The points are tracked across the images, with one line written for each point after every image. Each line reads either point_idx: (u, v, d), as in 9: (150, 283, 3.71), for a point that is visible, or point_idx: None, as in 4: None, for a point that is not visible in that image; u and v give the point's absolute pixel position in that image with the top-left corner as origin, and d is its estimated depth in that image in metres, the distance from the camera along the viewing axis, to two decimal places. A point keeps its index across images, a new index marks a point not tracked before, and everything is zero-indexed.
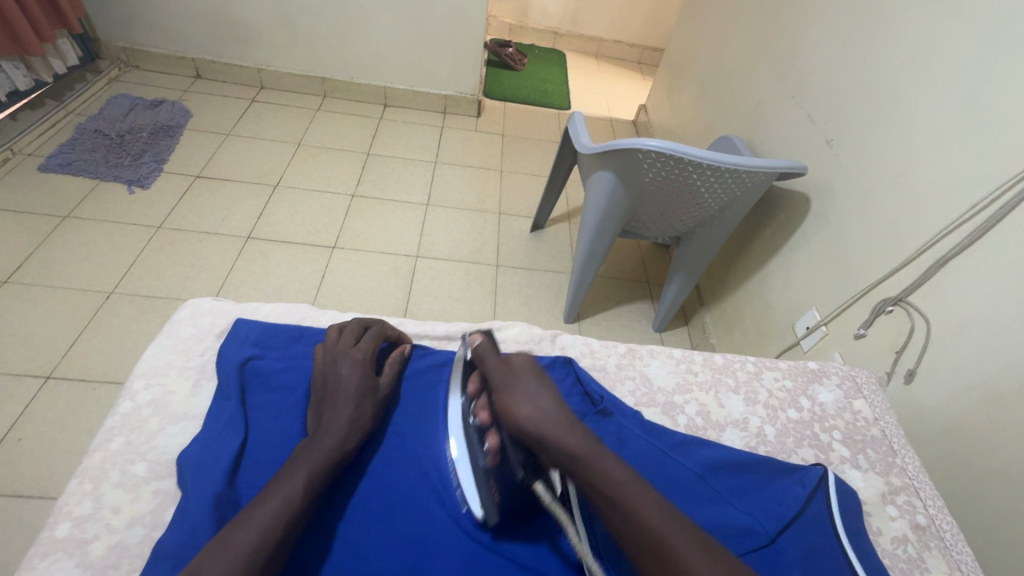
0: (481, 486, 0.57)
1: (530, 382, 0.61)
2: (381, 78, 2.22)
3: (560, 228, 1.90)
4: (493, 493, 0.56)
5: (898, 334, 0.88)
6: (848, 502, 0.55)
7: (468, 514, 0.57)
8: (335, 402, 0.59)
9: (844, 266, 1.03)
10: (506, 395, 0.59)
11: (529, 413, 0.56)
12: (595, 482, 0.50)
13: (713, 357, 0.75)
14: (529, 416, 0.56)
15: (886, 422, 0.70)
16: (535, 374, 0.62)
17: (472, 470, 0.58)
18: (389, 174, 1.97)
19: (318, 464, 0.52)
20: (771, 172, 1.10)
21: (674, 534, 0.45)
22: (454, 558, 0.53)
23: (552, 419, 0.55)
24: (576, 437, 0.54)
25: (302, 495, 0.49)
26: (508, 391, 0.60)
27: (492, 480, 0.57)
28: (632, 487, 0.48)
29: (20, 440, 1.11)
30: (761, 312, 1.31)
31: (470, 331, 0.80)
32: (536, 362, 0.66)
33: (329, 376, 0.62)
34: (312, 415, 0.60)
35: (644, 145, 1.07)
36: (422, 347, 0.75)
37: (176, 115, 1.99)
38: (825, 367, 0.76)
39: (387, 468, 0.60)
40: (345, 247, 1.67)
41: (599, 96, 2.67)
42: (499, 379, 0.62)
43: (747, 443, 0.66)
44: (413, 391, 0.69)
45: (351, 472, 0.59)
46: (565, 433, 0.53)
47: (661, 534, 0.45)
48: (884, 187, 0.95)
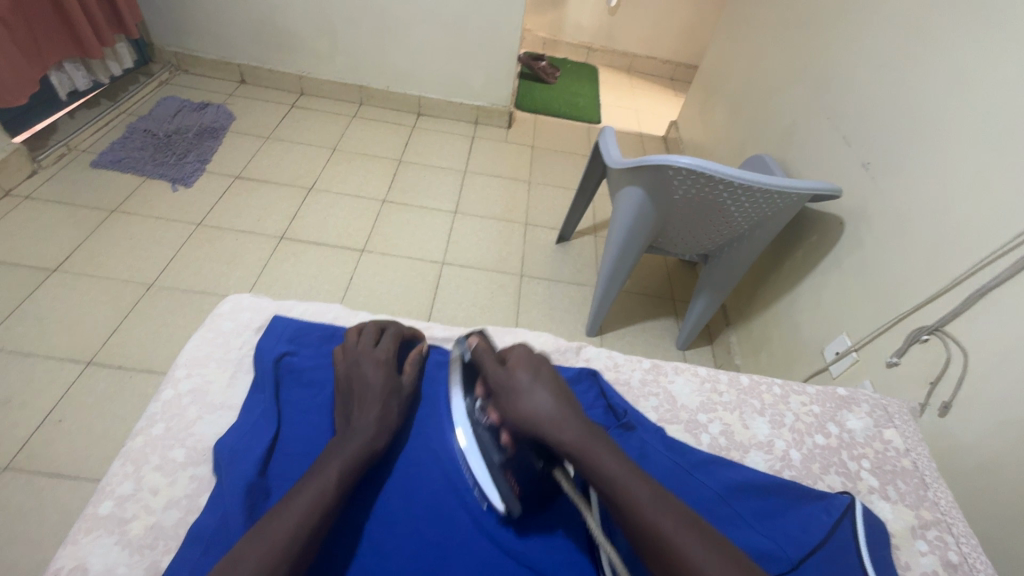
0: (498, 481, 0.57)
1: (522, 373, 0.58)
2: (415, 88, 2.28)
3: (586, 240, 1.91)
4: (512, 483, 0.57)
5: (934, 364, 0.85)
6: (875, 534, 0.53)
7: (490, 508, 0.58)
8: (362, 400, 0.60)
9: (878, 291, 1.01)
10: (508, 395, 0.57)
11: (527, 408, 0.55)
12: (596, 480, 0.50)
13: (739, 377, 0.73)
14: (527, 411, 0.55)
15: (918, 454, 0.67)
16: (528, 364, 0.60)
17: (487, 466, 0.58)
18: (419, 181, 2.01)
19: (349, 458, 0.54)
20: (806, 194, 1.09)
21: (679, 532, 0.45)
22: (472, 563, 0.53)
23: (552, 415, 0.54)
24: (573, 427, 0.53)
25: (333, 489, 0.50)
26: (503, 386, 0.58)
27: (509, 473, 0.57)
28: (635, 483, 0.49)
29: (60, 421, 1.16)
30: (789, 335, 1.28)
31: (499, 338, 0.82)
32: (530, 351, 0.62)
33: (353, 376, 0.63)
34: (339, 414, 0.61)
35: (675, 162, 1.06)
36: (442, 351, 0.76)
37: (220, 118, 2.07)
38: (855, 394, 0.74)
39: (410, 470, 0.60)
40: (374, 251, 1.70)
41: (630, 111, 2.67)
42: (494, 382, 0.59)
43: (771, 466, 0.65)
44: (432, 390, 0.70)
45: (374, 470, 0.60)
46: (562, 428, 0.53)
47: (663, 533, 0.46)
48: (923, 213, 0.93)
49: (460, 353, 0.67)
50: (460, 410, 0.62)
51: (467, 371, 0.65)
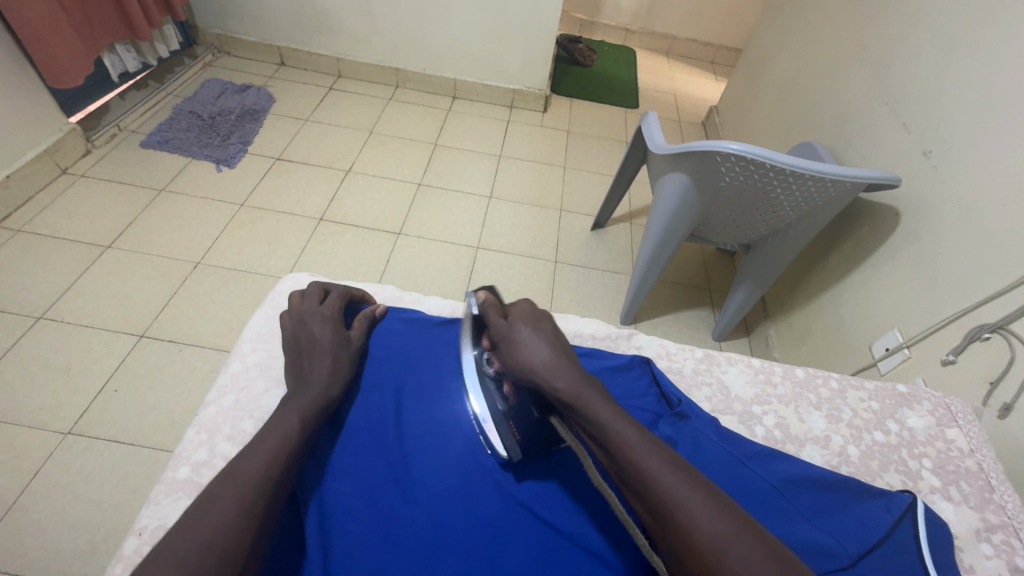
0: (501, 428, 0.59)
1: (523, 326, 0.59)
2: (451, 71, 2.27)
3: (622, 228, 1.88)
4: (513, 431, 0.59)
5: (995, 364, 0.82)
6: (937, 533, 0.51)
7: (493, 455, 0.60)
8: (309, 355, 0.61)
9: (936, 285, 0.97)
10: (509, 346, 0.57)
11: (523, 357, 0.56)
12: (585, 424, 0.50)
13: (794, 370, 0.72)
14: (523, 361, 0.55)
15: (983, 456, 0.64)
16: (529, 318, 0.59)
17: (490, 412, 0.60)
18: (455, 166, 2.02)
19: (307, 409, 0.55)
20: (861, 182, 1.05)
21: (661, 469, 0.44)
22: (523, 543, 0.53)
23: (548, 365, 0.54)
24: (566, 374, 0.53)
25: (292, 445, 0.51)
26: (502, 339, 0.59)
27: (511, 420, 0.59)
28: (623, 428, 0.48)
29: (115, 391, 1.22)
30: (834, 328, 1.24)
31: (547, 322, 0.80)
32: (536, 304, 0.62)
33: (300, 334, 0.63)
34: (291, 368, 0.61)
35: (725, 148, 1.03)
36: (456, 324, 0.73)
37: (261, 100, 2.11)
38: (916, 392, 0.71)
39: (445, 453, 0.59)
40: (409, 234, 1.73)
41: (669, 96, 2.61)
42: (495, 335, 0.60)
43: (828, 461, 0.63)
44: (401, 354, 0.68)
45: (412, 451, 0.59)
46: (555, 376, 0.53)
47: (650, 478, 0.44)
48: (989, 206, 0.89)
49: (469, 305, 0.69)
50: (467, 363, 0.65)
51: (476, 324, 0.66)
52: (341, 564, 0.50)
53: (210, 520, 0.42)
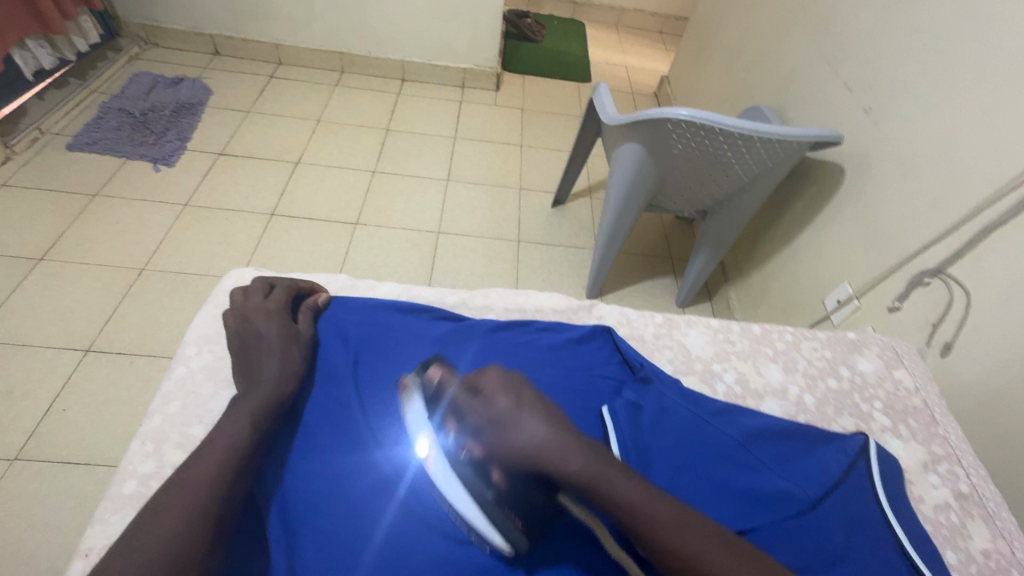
0: (498, 520, 0.48)
1: (503, 400, 0.51)
2: (398, 52, 2.19)
3: (583, 203, 1.88)
4: (513, 519, 0.49)
5: (936, 307, 0.87)
6: (888, 470, 0.54)
7: (490, 548, 0.50)
8: (258, 353, 0.59)
9: (881, 237, 1.01)
10: (499, 431, 0.49)
11: (523, 440, 0.48)
12: (608, 507, 0.45)
13: (751, 327, 0.74)
14: (524, 446, 0.47)
15: (926, 393, 0.68)
16: (507, 390, 0.51)
17: (482, 506, 0.48)
18: (409, 150, 1.97)
19: (258, 407, 0.53)
20: (805, 140, 1.08)
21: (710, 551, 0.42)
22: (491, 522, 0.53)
23: (553, 446, 0.47)
24: (577, 451, 0.47)
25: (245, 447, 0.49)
26: (490, 420, 0.50)
27: (507, 507, 0.49)
28: (651, 503, 0.44)
29: (64, 410, 1.15)
30: (790, 286, 1.29)
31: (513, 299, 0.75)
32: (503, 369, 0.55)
33: (245, 331, 0.61)
34: (240, 369, 0.59)
35: (674, 114, 1.05)
36: (417, 305, 0.70)
37: (197, 93, 1.99)
38: (865, 338, 0.74)
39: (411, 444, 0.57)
40: (367, 224, 1.68)
41: (621, 68, 2.60)
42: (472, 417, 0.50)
43: (787, 411, 0.65)
44: (361, 338, 0.65)
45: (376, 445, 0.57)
46: (566, 457, 0.46)
47: (692, 557, 0.42)
48: (925, 157, 0.93)
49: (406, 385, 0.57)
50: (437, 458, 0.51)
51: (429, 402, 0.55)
52: (306, 565, 0.48)
53: (155, 539, 0.40)
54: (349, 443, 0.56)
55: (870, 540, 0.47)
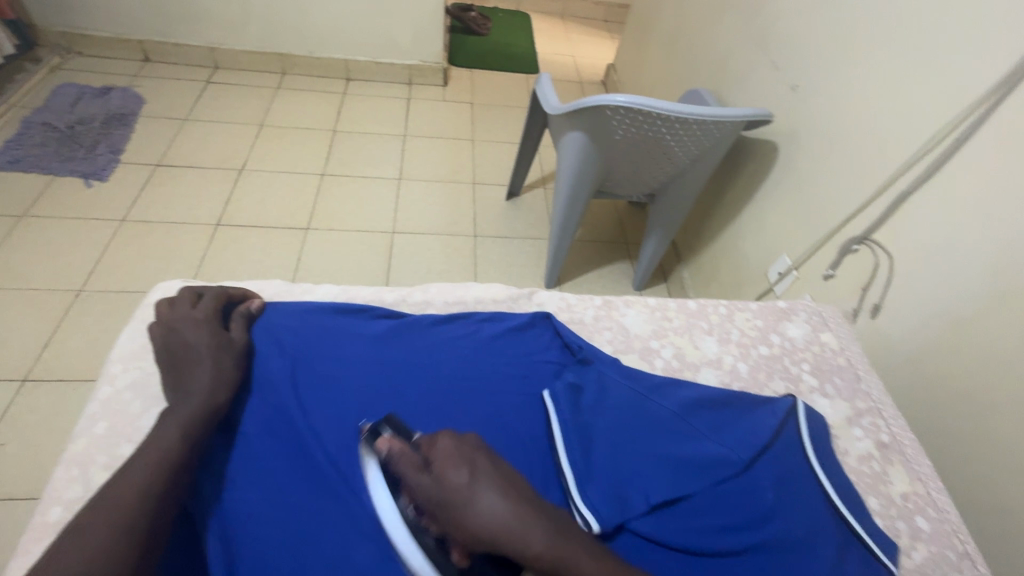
0: None
1: (455, 475, 0.45)
2: (341, 51, 2.15)
3: (537, 194, 1.89)
4: None
5: (864, 271, 0.92)
6: (815, 430, 0.57)
7: None
8: (188, 365, 0.57)
9: (813, 209, 1.06)
10: (452, 513, 0.44)
11: (476, 521, 0.44)
12: None
13: (687, 303, 0.76)
14: (479, 528, 0.43)
15: (851, 351, 0.72)
16: (459, 460, 0.46)
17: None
18: (359, 150, 1.93)
19: (187, 420, 0.52)
20: (738, 121, 1.12)
21: None
22: None
23: (512, 525, 0.43)
24: (538, 529, 0.43)
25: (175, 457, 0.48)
26: (437, 502, 0.45)
27: None
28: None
29: (3, 444, 1.09)
30: (736, 262, 1.34)
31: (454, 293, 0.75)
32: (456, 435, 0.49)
33: (171, 343, 0.58)
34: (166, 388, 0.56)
35: (612, 101, 1.07)
36: (355, 307, 0.69)
37: (128, 102, 1.90)
38: (794, 305, 0.78)
39: (352, 443, 0.56)
40: (319, 228, 1.65)
41: (568, 57, 2.62)
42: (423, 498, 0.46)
43: (721, 380, 0.68)
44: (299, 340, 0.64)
45: (316, 448, 0.56)
46: (525, 541, 0.43)
47: None
48: (848, 131, 0.98)
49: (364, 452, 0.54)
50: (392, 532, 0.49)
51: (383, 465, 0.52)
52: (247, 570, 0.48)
53: (80, 556, 0.40)
54: (290, 449, 0.56)
55: (799, 496, 0.49)
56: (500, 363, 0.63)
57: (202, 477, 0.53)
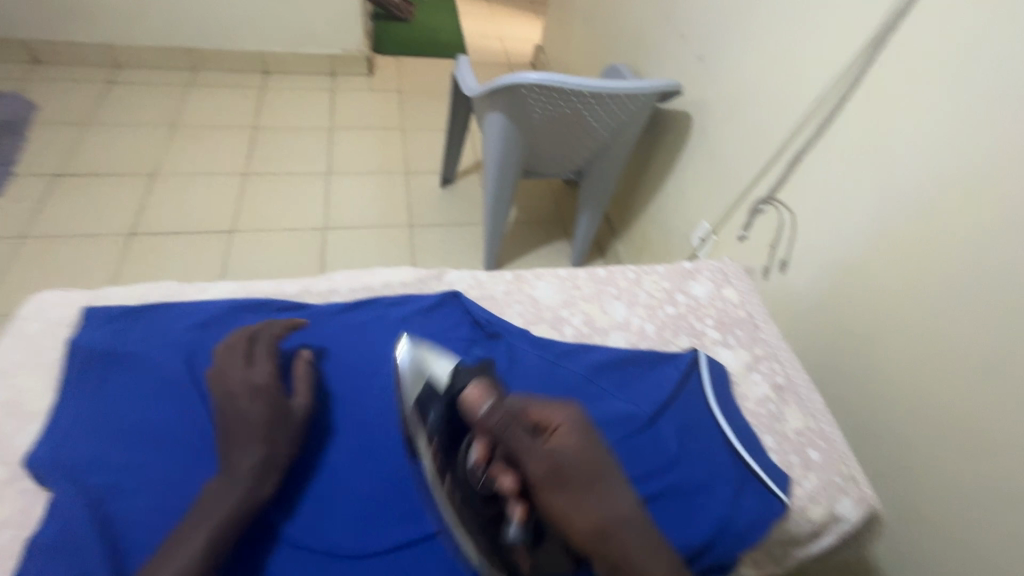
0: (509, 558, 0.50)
1: (572, 446, 0.50)
2: (255, 43, 2.04)
3: (471, 179, 1.88)
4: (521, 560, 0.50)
5: (772, 229, 0.97)
6: (717, 377, 0.63)
7: None
8: (244, 433, 0.52)
9: (725, 174, 1.11)
10: (570, 493, 0.49)
11: (598, 509, 0.49)
12: None
13: (596, 270, 0.77)
14: (597, 515, 0.48)
15: (751, 304, 0.77)
16: (588, 442, 0.51)
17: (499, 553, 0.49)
18: (284, 146, 1.85)
19: (254, 481, 0.50)
20: (650, 94, 1.15)
21: None
22: None
23: (623, 525, 0.49)
24: (635, 534, 0.49)
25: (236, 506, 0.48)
26: (562, 468, 0.49)
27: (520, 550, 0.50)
28: None
29: None
30: (664, 231, 1.38)
31: (362, 279, 0.73)
32: (581, 411, 0.54)
33: (224, 407, 0.54)
34: (220, 443, 0.53)
35: (525, 79, 1.08)
36: (252, 301, 0.66)
37: (16, 109, 1.75)
38: (699, 265, 0.81)
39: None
40: (245, 230, 1.58)
41: (495, 40, 2.60)
42: (541, 460, 0.49)
43: (630, 341, 0.70)
44: (197, 349, 0.61)
45: (211, 446, 0.55)
46: (623, 538, 0.48)
47: None
48: (749, 96, 1.02)
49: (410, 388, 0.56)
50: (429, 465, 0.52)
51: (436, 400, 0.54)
52: None
53: None
54: (199, 458, 0.54)
55: (701, 441, 0.58)
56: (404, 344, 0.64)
57: (80, 488, 0.51)
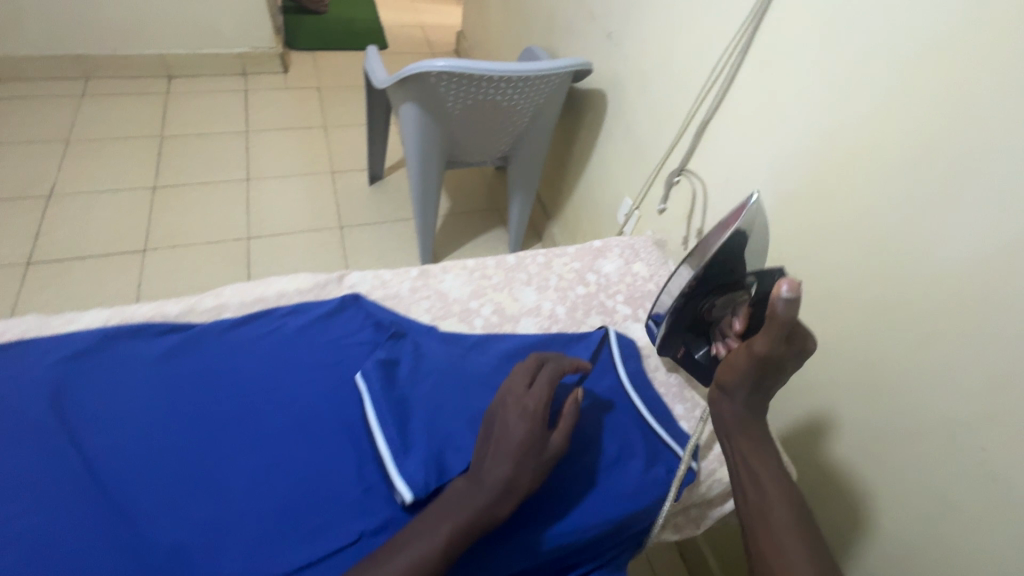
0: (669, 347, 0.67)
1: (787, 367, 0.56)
2: (153, 45, 1.90)
3: (401, 174, 1.83)
4: (675, 352, 0.67)
5: (686, 200, 1.00)
6: (627, 350, 0.67)
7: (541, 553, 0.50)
8: (518, 454, 0.47)
9: (642, 149, 1.12)
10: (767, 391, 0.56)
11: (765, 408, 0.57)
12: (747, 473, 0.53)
13: (506, 258, 0.78)
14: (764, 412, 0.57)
15: (659, 277, 0.80)
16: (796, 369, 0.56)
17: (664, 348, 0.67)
18: (196, 155, 1.74)
19: (519, 474, 0.47)
20: (562, 73, 1.15)
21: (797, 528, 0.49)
22: (257, 522, 0.45)
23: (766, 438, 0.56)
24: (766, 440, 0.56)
25: (499, 482, 0.46)
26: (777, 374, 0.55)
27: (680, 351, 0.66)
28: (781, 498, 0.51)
29: None
30: (592, 211, 1.39)
31: (257, 289, 0.68)
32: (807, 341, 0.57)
33: (498, 429, 0.49)
34: (498, 451, 0.48)
35: (432, 67, 1.05)
36: (128, 327, 0.58)
37: None
38: (608, 243, 0.84)
39: (131, 473, 0.46)
40: (159, 247, 1.48)
41: (418, 29, 2.53)
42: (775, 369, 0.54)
43: (541, 326, 0.71)
44: (69, 378, 0.52)
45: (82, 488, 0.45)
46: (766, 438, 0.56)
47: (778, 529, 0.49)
48: (656, 70, 1.04)
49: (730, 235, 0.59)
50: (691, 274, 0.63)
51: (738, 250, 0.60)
52: None
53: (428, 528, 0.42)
54: (66, 501, 0.44)
55: (615, 415, 0.60)
56: (307, 353, 0.58)
57: None
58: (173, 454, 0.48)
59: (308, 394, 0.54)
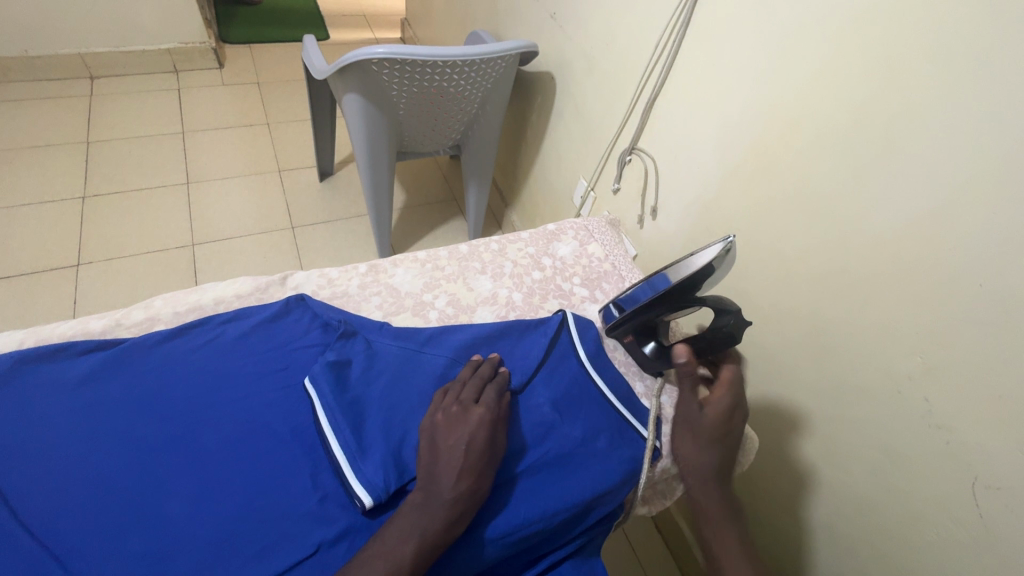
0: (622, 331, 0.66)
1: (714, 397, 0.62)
2: (69, 44, 1.76)
3: (352, 168, 1.78)
4: (625, 337, 0.67)
5: (639, 178, 1.00)
6: (585, 332, 0.67)
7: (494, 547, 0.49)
8: (472, 465, 0.48)
9: (592, 130, 1.12)
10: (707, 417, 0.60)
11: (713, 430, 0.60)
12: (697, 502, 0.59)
13: (458, 247, 0.77)
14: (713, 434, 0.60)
15: (614, 256, 0.80)
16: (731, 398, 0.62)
17: (616, 330, 0.66)
18: (128, 159, 1.63)
19: (471, 486, 0.47)
20: (507, 57, 1.12)
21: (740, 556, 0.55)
22: (201, 543, 0.43)
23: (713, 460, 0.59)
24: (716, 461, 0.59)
25: (458, 495, 0.46)
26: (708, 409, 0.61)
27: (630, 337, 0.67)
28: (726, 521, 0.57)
29: None
30: (549, 196, 1.38)
31: (192, 297, 0.64)
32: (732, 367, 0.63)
33: (449, 444, 0.49)
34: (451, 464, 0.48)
35: (372, 53, 1.00)
36: (46, 347, 0.53)
37: None
38: (562, 226, 0.83)
39: (58, 508, 0.43)
40: (94, 260, 1.39)
41: (359, 16, 2.43)
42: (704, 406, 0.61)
43: (498, 314, 0.70)
44: None
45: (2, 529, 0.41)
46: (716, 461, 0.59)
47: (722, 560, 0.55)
48: (601, 50, 1.03)
49: (704, 268, 0.56)
50: (658, 286, 0.61)
51: (706, 279, 0.58)
52: None
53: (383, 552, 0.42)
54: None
55: (574, 399, 0.60)
56: (250, 363, 0.56)
57: None
58: (104, 483, 0.44)
59: (251, 406, 0.52)
